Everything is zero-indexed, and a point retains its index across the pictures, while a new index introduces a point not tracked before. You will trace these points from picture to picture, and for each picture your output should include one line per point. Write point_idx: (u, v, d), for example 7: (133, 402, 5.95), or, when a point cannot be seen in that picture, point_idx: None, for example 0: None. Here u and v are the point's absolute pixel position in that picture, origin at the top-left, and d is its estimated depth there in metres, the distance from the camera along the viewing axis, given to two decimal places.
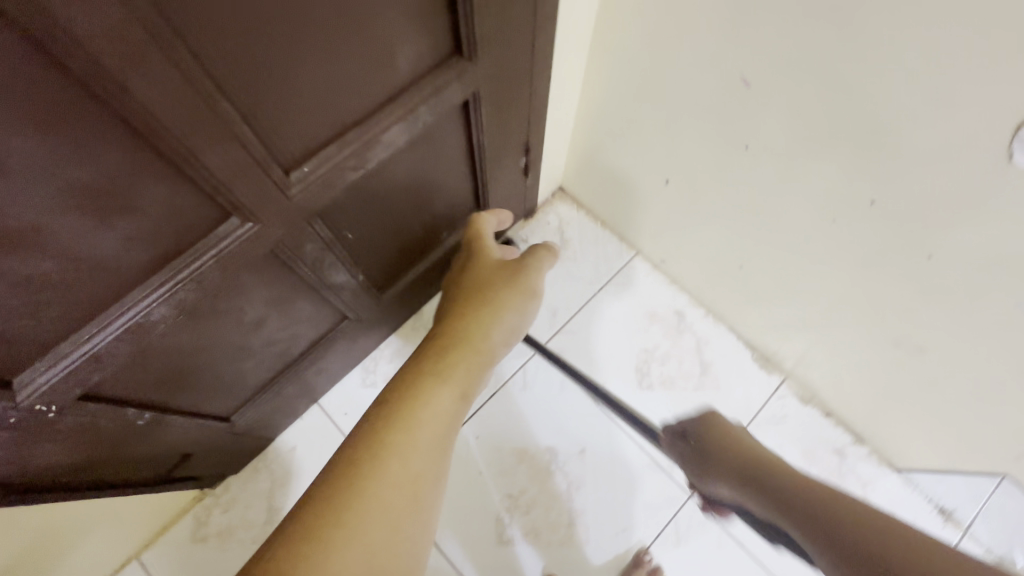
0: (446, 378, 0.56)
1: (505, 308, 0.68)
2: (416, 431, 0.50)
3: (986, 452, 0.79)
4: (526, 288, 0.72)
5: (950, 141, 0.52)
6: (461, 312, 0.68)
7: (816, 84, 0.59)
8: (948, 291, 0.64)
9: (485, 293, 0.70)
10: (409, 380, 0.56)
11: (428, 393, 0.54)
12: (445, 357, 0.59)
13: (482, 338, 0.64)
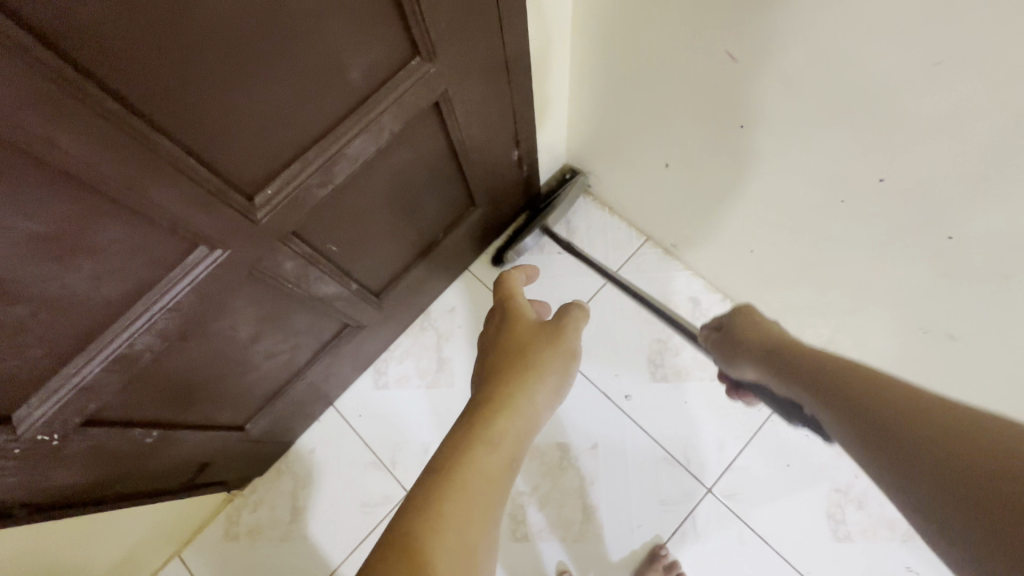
0: (493, 437, 0.49)
1: (550, 360, 0.58)
2: (466, 501, 0.44)
3: None
4: (565, 344, 0.60)
5: (961, 107, 0.46)
6: (502, 363, 0.58)
7: (806, 55, 0.53)
8: (976, 274, 0.57)
9: (529, 340, 0.60)
10: (454, 441, 0.49)
11: (476, 455, 0.47)
12: (489, 416, 0.51)
13: (530, 397, 0.54)
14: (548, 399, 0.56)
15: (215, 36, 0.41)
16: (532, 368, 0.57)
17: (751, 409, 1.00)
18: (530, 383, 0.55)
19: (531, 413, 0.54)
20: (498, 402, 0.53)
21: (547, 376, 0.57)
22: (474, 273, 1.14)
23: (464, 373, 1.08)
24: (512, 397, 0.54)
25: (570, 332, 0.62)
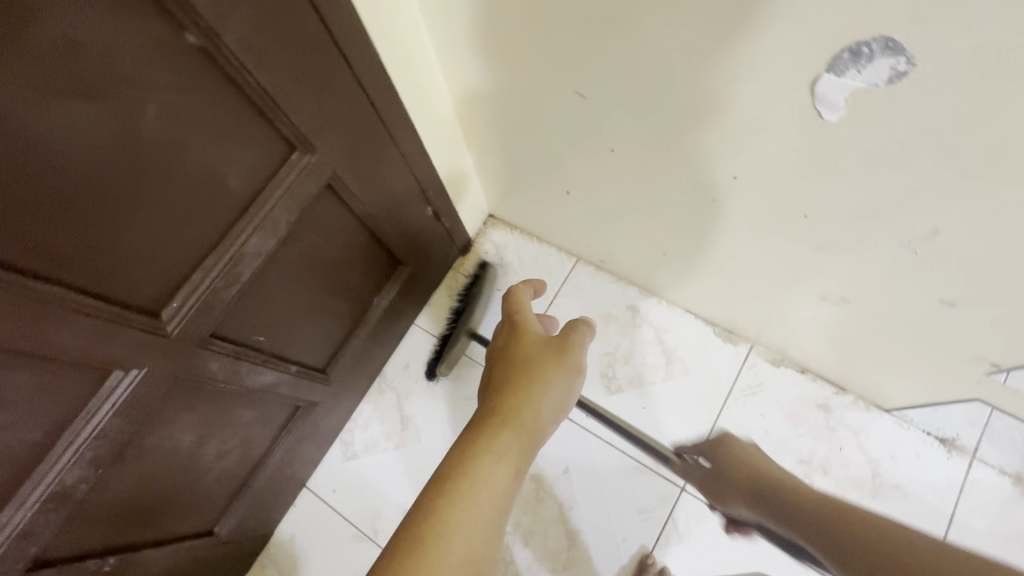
0: (496, 452, 0.52)
1: (554, 375, 0.60)
2: (468, 511, 0.47)
3: (954, 379, 0.76)
4: (570, 362, 0.62)
5: (766, 109, 0.51)
6: (506, 376, 0.60)
7: (636, 86, 0.59)
8: (838, 241, 0.62)
9: (536, 354, 0.62)
10: (460, 453, 0.52)
11: (479, 468, 0.51)
12: (493, 430, 0.54)
13: (532, 410, 0.57)
14: (551, 414, 0.59)
15: (79, 186, 0.44)
16: (536, 381, 0.59)
17: (707, 401, 1.03)
18: (533, 396, 0.58)
19: (534, 425, 0.56)
20: (502, 415, 0.56)
21: (550, 390, 0.59)
22: (421, 326, 1.17)
23: (429, 426, 1.09)
24: (517, 412, 0.56)
25: (577, 351, 0.63)
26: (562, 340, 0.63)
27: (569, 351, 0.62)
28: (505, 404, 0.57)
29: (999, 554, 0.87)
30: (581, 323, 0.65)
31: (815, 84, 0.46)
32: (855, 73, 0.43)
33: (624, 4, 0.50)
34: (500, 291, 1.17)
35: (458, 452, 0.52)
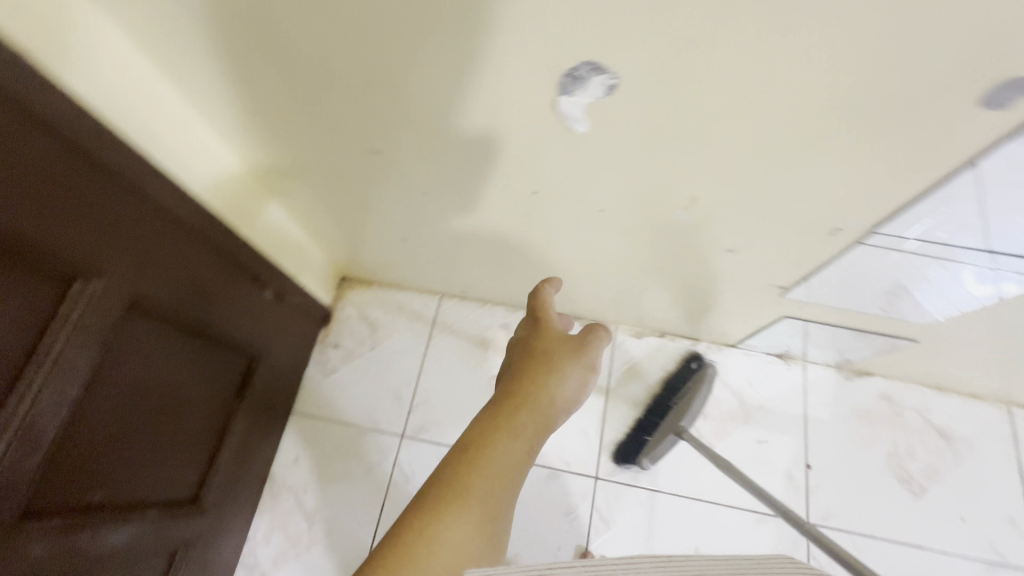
0: (509, 437, 0.54)
1: (571, 367, 0.61)
2: (473, 492, 0.50)
3: (764, 306, 0.90)
4: (591, 356, 0.63)
5: (532, 134, 0.58)
6: (532, 359, 0.62)
7: (420, 136, 0.62)
8: (635, 225, 0.71)
9: (570, 333, 0.65)
10: (475, 439, 0.54)
11: (491, 450, 0.53)
12: (509, 416, 0.56)
13: (548, 397, 0.58)
14: (566, 402, 0.60)
15: None
16: (552, 366, 0.61)
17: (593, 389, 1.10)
18: (546, 382, 0.59)
19: (546, 411, 0.58)
20: (517, 402, 0.57)
21: (568, 378, 0.60)
22: (301, 410, 1.10)
23: (337, 512, 1.03)
24: (533, 397, 0.58)
25: (598, 347, 0.64)
26: (586, 335, 0.64)
27: (587, 349, 0.63)
28: (519, 391, 0.58)
29: (845, 431, 1.05)
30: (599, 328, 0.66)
31: (556, 103, 0.52)
32: (582, 91, 0.49)
33: (379, 71, 0.52)
34: (374, 350, 1.15)
35: (474, 436, 0.54)
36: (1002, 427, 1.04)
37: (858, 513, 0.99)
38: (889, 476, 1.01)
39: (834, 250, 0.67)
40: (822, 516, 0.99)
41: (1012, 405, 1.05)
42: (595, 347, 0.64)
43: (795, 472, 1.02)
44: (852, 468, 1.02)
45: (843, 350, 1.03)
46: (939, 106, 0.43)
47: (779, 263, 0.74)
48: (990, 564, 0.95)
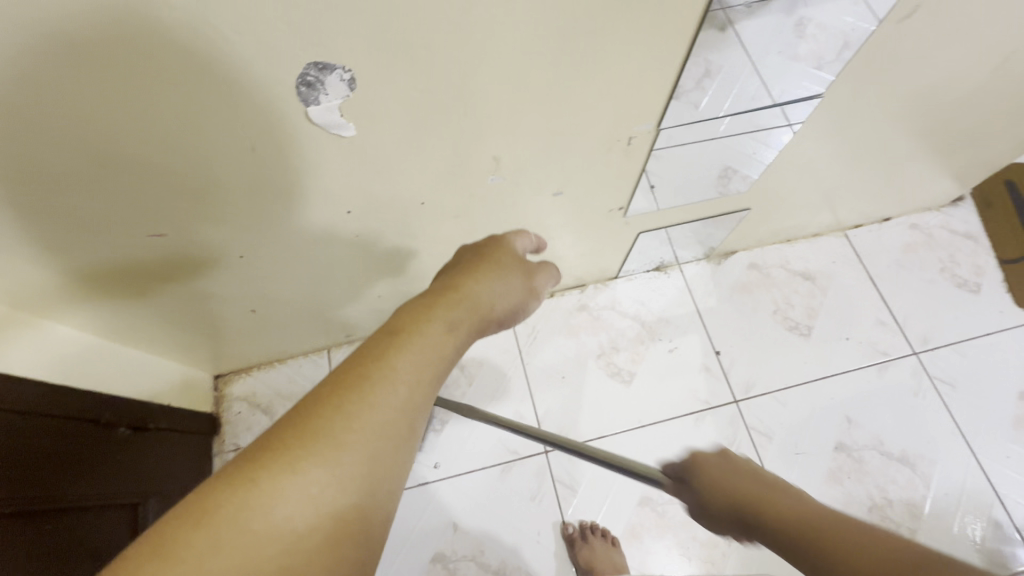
0: (447, 326, 0.42)
1: (511, 269, 0.53)
2: (402, 371, 0.37)
3: (619, 231, 0.95)
4: (536, 282, 0.55)
5: (307, 155, 0.55)
6: (473, 260, 0.53)
7: (195, 200, 0.57)
8: (462, 205, 0.71)
9: (511, 245, 0.57)
10: (409, 316, 0.42)
11: (427, 333, 0.40)
12: (447, 306, 0.44)
13: (484, 299, 0.48)
14: (501, 316, 0.50)
15: None
16: (496, 271, 0.52)
17: (511, 372, 1.09)
18: (486, 281, 0.49)
19: (484, 313, 0.47)
20: (455, 298, 0.45)
21: (508, 288, 0.51)
22: None
23: None
24: (471, 299, 0.47)
25: (545, 278, 0.57)
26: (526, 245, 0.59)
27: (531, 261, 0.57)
28: (456, 287, 0.47)
29: (733, 309, 1.14)
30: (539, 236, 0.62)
31: (307, 115, 0.49)
32: (327, 95, 0.47)
33: (101, 143, 0.46)
34: None
35: (408, 313, 0.42)
36: (846, 250, 1.19)
37: (771, 373, 1.08)
38: (780, 330, 1.12)
39: (641, 158, 0.71)
40: (745, 389, 1.07)
41: (845, 230, 1.21)
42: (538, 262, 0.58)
43: (710, 363, 1.09)
44: (751, 337, 1.11)
45: (702, 240, 1.11)
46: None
47: (606, 188, 0.77)
48: (881, 364, 1.08)
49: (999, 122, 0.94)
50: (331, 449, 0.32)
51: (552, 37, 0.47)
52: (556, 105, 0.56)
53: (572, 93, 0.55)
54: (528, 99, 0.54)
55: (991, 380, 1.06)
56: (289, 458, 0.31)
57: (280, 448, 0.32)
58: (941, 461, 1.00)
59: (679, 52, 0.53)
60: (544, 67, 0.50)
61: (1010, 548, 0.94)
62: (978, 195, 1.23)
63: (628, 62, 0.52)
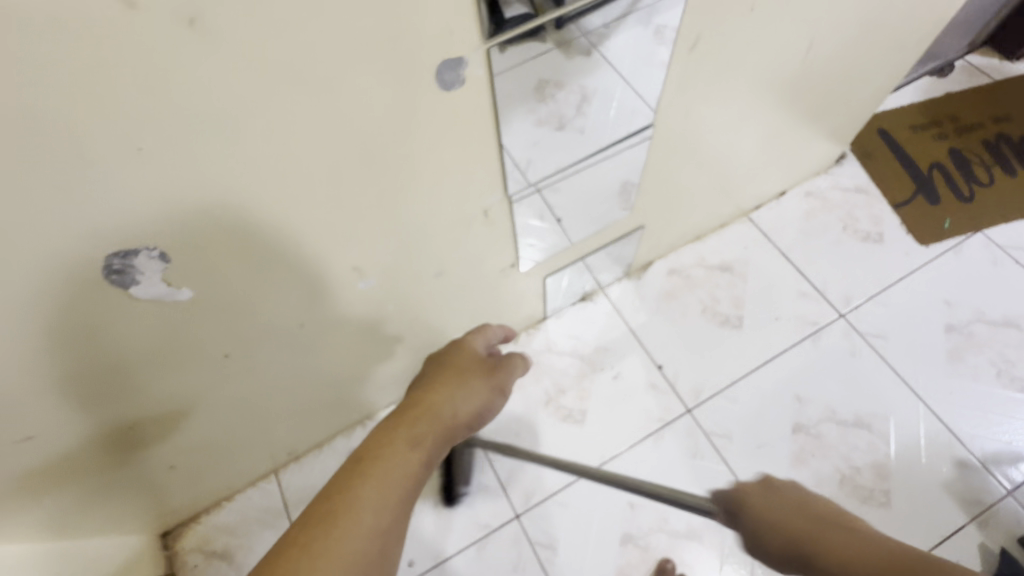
0: (413, 443, 0.47)
1: (475, 375, 0.59)
2: (368, 498, 0.41)
3: (525, 282, 0.95)
4: (498, 381, 0.60)
5: (155, 328, 0.53)
6: (434, 371, 0.58)
7: (51, 399, 0.54)
8: (344, 313, 0.70)
9: (471, 349, 0.63)
10: (375, 441, 0.46)
11: (391, 456, 0.45)
12: (410, 425, 0.49)
13: (446, 409, 0.53)
14: (468, 421, 0.55)
15: None
16: (455, 378, 0.57)
17: None
18: (446, 391, 0.55)
19: (446, 423, 0.52)
20: (418, 414, 0.50)
21: (470, 394, 0.56)
22: None
23: None
24: (432, 412, 0.52)
25: (506, 374, 0.62)
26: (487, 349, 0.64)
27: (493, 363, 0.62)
28: (419, 402, 0.53)
29: (664, 318, 1.15)
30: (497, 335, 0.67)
31: (134, 297, 0.47)
32: (143, 275, 0.45)
33: None
34: None
35: (375, 438, 0.47)
36: (753, 233, 1.22)
37: (715, 372, 1.08)
38: (713, 327, 1.13)
39: (508, 222, 0.72)
40: (695, 396, 1.07)
41: (748, 214, 1.24)
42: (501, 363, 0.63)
43: (655, 379, 1.09)
44: (687, 342, 1.12)
45: (615, 262, 1.12)
46: (432, 107, 0.46)
47: (488, 255, 0.77)
48: (813, 334, 1.10)
49: (845, 90, 0.99)
50: None
51: (354, 158, 0.48)
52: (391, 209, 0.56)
53: (403, 193, 0.55)
54: (359, 212, 0.54)
55: (916, 323, 1.09)
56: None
57: None
58: (893, 415, 1.02)
59: (491, 134, 0.54)
60: (360, 182, 0.51)
61: (979, 481, 0.96)
62: (858, 149, 1.29)
63: (444, 154, 0.53)
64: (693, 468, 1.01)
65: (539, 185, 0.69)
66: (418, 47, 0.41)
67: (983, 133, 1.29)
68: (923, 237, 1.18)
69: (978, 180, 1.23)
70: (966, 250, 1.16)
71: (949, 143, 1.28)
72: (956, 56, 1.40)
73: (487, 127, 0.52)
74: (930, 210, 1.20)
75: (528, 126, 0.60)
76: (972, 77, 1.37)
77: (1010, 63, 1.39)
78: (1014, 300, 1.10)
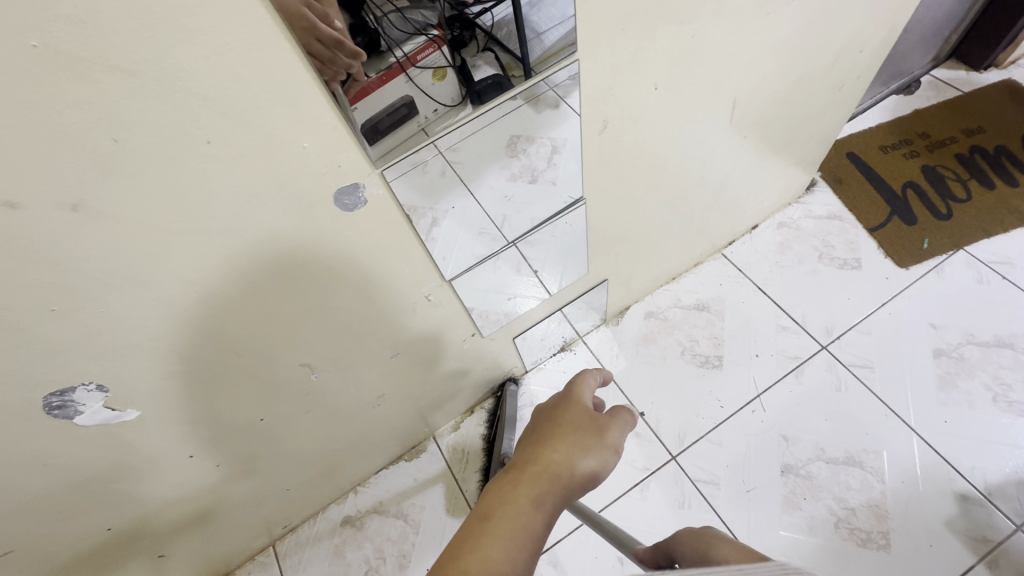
0: (523, 516, 0.45)
1: (590, 429, 0.54)
2: (496, 559, 0.42)
3: (494, 344, 0.98)
4: (613, 435, 0.54)
5: (109, 444, 0.56)
6: (545, 426, 0.55)
7: (22, 514, 0.58)
8: (303, 401, 0.72)
9: (580, 399, 0.58)
10: (485, 517, 0.45)
11: (512, 518, 0.45)
12: (528, 486, 0.48)
13: (558, 475, 0.49)
14: (584, 483, 0.50)
15: None
16: (571, 435, 0.53)
17: (452, 505, 1.08)
18: (562, 448, 0.52)
19: (566, 483, 0.49)
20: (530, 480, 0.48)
21: (587, 453, 0.51)
22: None
23: None
24: (550, 471, 0.49)
25: (622, 424, 0.56)
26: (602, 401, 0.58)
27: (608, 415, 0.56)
28: (533, 463, 0.50)
29: (644, 363, 1.14)
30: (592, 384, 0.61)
31: (78, 422, 0.51)
32: (85, 405, 0.50)
33: None
34: None
35: (485, 512, 0.45)
36: (728, 269, 1.23)
37: (698, 416, 1.07)
38: (692, 369, 1.12)
39: (454, 299, 0.75)
40: (679, 442, 1.05)
41: (722, 251, 1.25)
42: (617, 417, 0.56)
43: (638, 427, 1.08)
44: (669, 387, 1.11)
45: (590, 313, 1.14)
46: (337, 224, 0.50)
47: (444, 328, 0.80)
48: (796, 369, 1.09)
49: (796, 130, 1.01)
50: None
51: (274, 282, 0.52)
52: (322, 309, 0.59)
53: (335, 298, 0.59)
54: (295, 321, 0.58)
55: (900, 350, 1.07)
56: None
57: None
58: (885, 449, 0.99)
59: (407, 233, 0.58)
60: (289, 295, 0.54)
61: (985, 517, 0.91)
62: (828, 176, 1.30)
63: (365, 258, 0.57)
64: (681, 520, 0.99)
65: (515, 241, 0.78)
66: (310, 184, 0.44)
67: (955, 147, 1.28)
68: (901, 259, 1.16)
69: (954, 196, 1.21)
70: (948, 270, 1.13)
71: (921, 161, 1.28)
72: (921, 74, 1.41)
73: (401, 228, 0.56)
74: (906, 230, 1.19)
75: (500, 180, 0.72)
76: (938, 92, 1.37)
77: (977, 74, 1.39)
78: (1004, 318, 1.07)
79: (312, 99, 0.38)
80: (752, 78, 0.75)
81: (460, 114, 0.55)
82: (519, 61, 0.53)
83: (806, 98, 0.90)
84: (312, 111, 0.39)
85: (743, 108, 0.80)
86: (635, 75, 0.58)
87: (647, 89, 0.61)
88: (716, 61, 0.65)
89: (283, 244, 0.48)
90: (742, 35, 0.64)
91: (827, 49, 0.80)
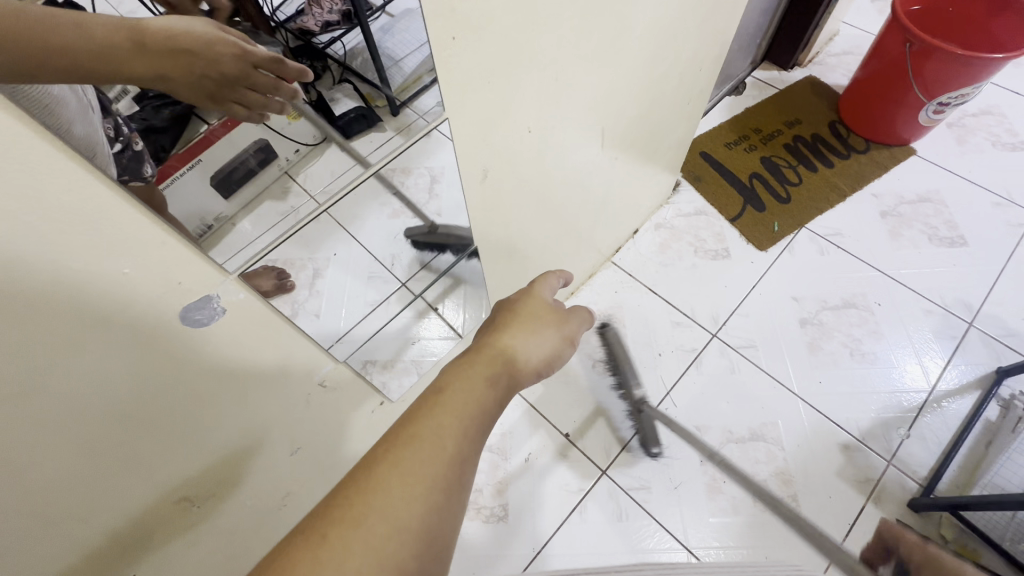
0: (486, 379, 0.48)
1: (547, 318, 0.57)
2: (461, 415, 0.44)
3: (405, 404, 0.91)
4: (568, 328, 0.59)
5: None
6: (503, 313, 0.57)
7: None
8: (186, 539, 0.58)
9: (539, 291, 0.61)
10: (452, 379, 0.47)
11: (474, 381, 0.47)
12: (483, 363, 0.49)
13: (517, 352, 0.52)
14: (539, 364, 0.54)
15: None
16: (529, 321, 0.56)
17: None
18: (516, 333, 0.54)
19: (519, 365, 0.51)
20: (492, 354, 0.51)
21: (543, 338, 0.55)
22: None
23: None
24: (508, 349, 0.52)
25: (576, 320, 0.60)
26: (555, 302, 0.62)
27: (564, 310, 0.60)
28: (494, 342, 0.52)
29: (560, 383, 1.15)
30: (551, 278, 0.64)
31: None
32: None
33: None
34: None
35: (450, 374, 0.47)
36: (620, 276, 1.28)
37: (619, 425, 1.10)
38: (606, 379, 1.15)
39: (353, 376, 0.69)
40: (607, 455, 1.07)
41: (611, 259, 1.30)
42: (570, 312, 0.61)
43: (565, 450, 1.08)
44: (588, 402, 1.13)
45: None
46: (191, 346, 0.43)
47: (348, 405, 0.73)
48: (695, 361, 1.16)
49: (658, 142, 1.07)
50: (391, 490, 0.38)
51: (115, 423, 0.41)
52: (189, 434, 0.49)
53: (203, 418, 0.49)
54: (154, 457, 0.47)
55: (774, 327, 1.19)
56: (357, 511, 0.37)
57: (349, 504, 0.38)
58: (779, 419, 1.09)
59: (283, 330, 0.52)
60: (137, 428, 0.43)
61: (864, 460, 1.04)
62: (689, 175, 1.41)
63: (235, 364, 0.49)
64: (622, 533, 1.00)
65: (405, 282, 0.74)
66: (141, 309, 0.37)
67: (782, 138, 1.47)
68: (760, 243, 1.30)
69: (789, 181, 1.39)
70: (798, 246, 1.29)
71: (759, 153, 1.44)
72: (745, 76, 1.59)
73: (273, 327, 0.50)
74: (759, 217, 1.33)
75: (382, 219, 0.59)
76: (760, 91, 1.57)
77: (787, 73, 1.60)
78: (847, 282, 1.24)
79: (125, 216, 0.33)
80: (615, 106, 0.77)
81: (327, 152, 0.46)
82: (381, 91, 0.46)
83: (662, 113, 0.96)
84: (127, 230, 0.33)
85: (610, 132, 0.83)
86: (508, 123, 0.56)
87: (522, 132, 0.60)
88: (582, 95, 0.66)
89: (116, 380, 0.39)
90: (601, 67, 0.65)
91: (674, 69, 0.86)
